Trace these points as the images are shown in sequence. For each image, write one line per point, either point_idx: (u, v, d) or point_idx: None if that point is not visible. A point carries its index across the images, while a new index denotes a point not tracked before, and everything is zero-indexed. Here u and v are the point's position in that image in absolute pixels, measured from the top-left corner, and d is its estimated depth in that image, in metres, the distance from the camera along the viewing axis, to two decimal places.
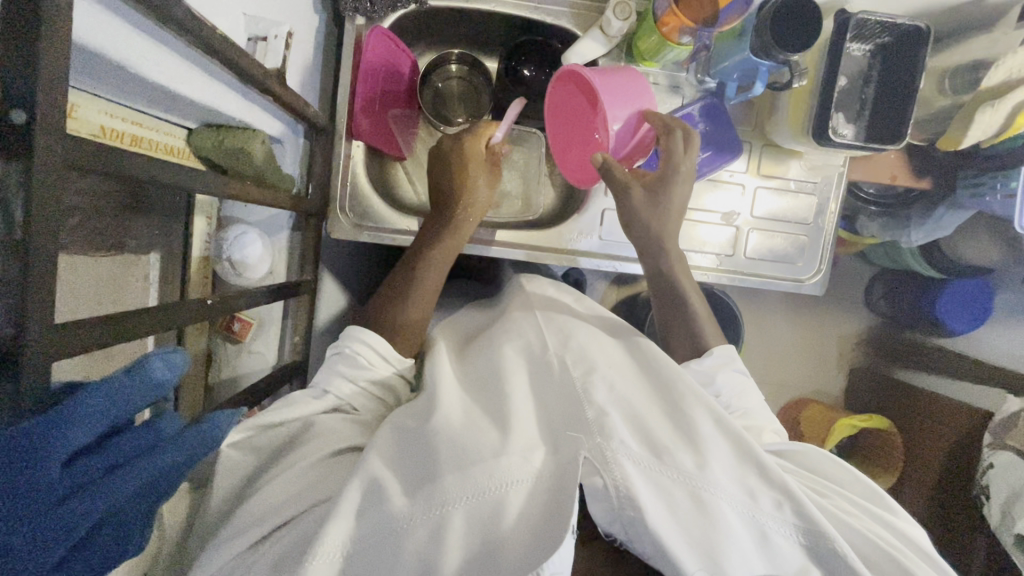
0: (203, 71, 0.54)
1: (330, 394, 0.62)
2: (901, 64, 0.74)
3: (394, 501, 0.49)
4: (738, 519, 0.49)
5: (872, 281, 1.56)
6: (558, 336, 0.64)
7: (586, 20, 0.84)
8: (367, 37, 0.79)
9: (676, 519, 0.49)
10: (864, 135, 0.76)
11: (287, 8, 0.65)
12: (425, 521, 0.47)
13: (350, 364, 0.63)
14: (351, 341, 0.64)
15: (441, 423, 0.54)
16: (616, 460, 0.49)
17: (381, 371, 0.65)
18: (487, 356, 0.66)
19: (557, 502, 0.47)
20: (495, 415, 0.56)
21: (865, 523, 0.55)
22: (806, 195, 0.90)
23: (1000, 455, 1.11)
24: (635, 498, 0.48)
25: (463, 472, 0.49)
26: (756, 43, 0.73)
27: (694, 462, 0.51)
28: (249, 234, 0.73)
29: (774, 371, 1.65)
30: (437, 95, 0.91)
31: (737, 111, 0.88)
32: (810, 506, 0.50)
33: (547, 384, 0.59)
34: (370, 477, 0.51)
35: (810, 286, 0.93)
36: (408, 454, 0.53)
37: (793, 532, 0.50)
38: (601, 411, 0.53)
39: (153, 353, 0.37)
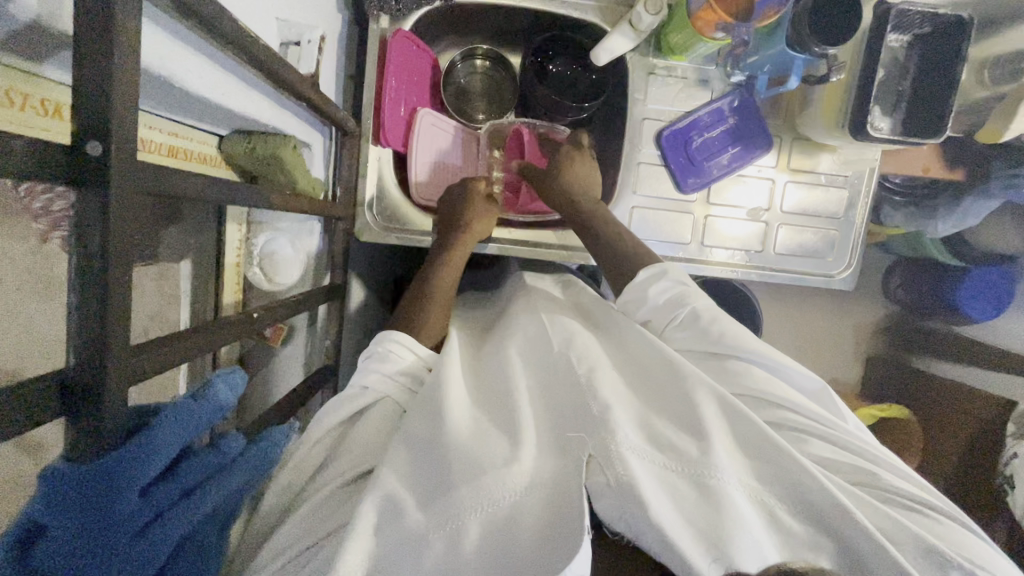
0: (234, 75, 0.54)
1: (366, 387, 0.59)
2: (940, 55, 0.72)
3: (410, 515, 0.48)
4: (747, 504, 0.48)
5: (889, 270, 1.55)
6: (562, 335, 0.65)
7: (613, 13, 0.82)
8: (390, 40, 0.78)
9: (682, 513, 0.46)
10: (901, 129, 0.75)
11: (315, 10, 0.64)
12: (440, 534, 0.46)
13: (381, 360, 0.62)
14: (385, 341, 0.63)
15: (453, 428, 0.53)
16: (619, 456, 0.48)
17: (415, 365, 0.63)
18: (495, 358, 0.66)
19: (565, 508, 0.46)
20: (505, 422, 0.55)
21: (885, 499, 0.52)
22: (837, 189, 0.89)
23: None
24: (638, 492, 0.46)
25: (475, 482, 0.47)
26: (792, 36, 0.71)
27: (700, 450, 0.50)
28: (280, 242, 0.74)
29: (791, 362, 1.65)
30: (459, 91, 0.92)
31: (767, 105, 0.86)
32: (822, 482, 0.48)
33: (553, 385, 0.59)
34: (383, 491, 0.50)
35: (840, 282, 0.92)
36: (420, 464, 0.52)
37: (804, 516, 0.49)
38: (605, 406, 0.52)
39: (214, 376, 0.37)
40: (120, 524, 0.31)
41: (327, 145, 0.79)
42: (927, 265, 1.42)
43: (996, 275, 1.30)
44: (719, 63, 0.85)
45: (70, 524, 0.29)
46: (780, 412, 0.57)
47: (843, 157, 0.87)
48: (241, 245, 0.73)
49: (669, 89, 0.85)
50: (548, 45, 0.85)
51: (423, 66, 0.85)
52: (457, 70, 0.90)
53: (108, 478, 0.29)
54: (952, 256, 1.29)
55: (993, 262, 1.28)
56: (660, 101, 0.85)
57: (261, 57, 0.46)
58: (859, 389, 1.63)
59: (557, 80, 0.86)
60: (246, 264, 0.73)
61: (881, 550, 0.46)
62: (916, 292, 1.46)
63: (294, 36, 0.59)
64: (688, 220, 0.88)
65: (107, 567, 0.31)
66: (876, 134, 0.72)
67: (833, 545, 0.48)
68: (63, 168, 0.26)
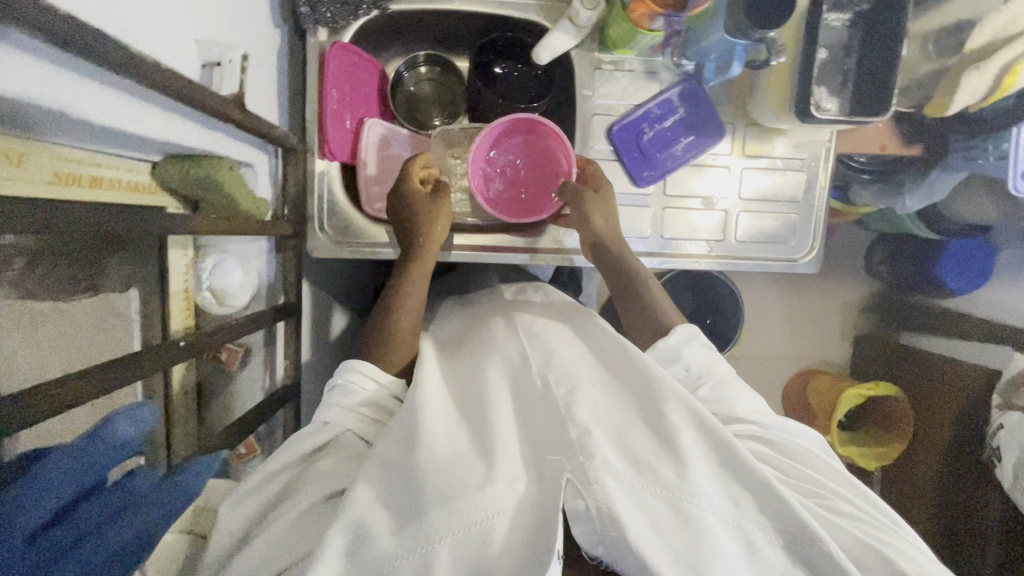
0: (128, 99, 0.54)
1: (328, 424, 0.61)
2: (882, 32, 0.72)
3: (380, 539, 0.48)
4: (723, 530, 0.49)
5: (871, 246, 1.56)
6: (539, 350, 0.63)
7: (555, 10, 0.80)
8: (328, 54, 0.76)
9: (660, 537, 0.47)
10: (847, 109, 0.74)
11: (238, 28, 0.64)
12: (410, 561, 0.46)
13: (342, 393, 0.63)
14: (343, 372, 0.64)
15: (427, 451, 0.52)
16: (598, 479, 0.49)
17: (375, 394, 0.64)
18: (469, 374, 0.65)
19: (543, 531, 0.47)
20: (480, 440, 0.55)
21: (854, 521, 0.54)
22: (794, 172, 0.88)
23: (1008, 415, 1.13)
24: (617, 518, 0.47)
25: (448, 504, 0.47)
26: (729, 23, 0.71)
27: (675, 474, 0.50)
28: (227, 262, 0.75)
29: (780, 346, 1.65)
30: (410, 100, 0.90)
31: (718, 92, 0.85)
32: (797, 510, 0.49)
33: (527, 402, 0.58)
34: (354, 519, 0.49)
35: (804, 265, 0.91)
36: (392, 488, 0.51)
37: (781, 538, 0.50)
38: (584, 429, 0.52)
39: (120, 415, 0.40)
40: None
41: (272, 163, 0.78)
42: (908, 240, 1.43)
43: (978, 246, 1.31)
44: (664, 53, 0.84)
45: None
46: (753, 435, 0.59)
47: (796, 139, 0.86)
48: (188, 271, 0.72)
49: (616, 83, 0.84)
50: (491, 47, 0.84)
51: (368, 76, 0.83)
52: (404, 79, 0.89)
53: None
54: (928, 229, 1.28)
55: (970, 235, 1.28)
56: (608, 96, 0.84)
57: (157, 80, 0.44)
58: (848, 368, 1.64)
59: (503, 84, 0.85)
60: (194, 290, 0.72)
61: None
62: (897, 266, 1.48)
63: (215, 57, 0.58)
64: (647, 213, 0.87)
65: None
66: (819, 115, 0.71)
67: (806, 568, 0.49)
68: None
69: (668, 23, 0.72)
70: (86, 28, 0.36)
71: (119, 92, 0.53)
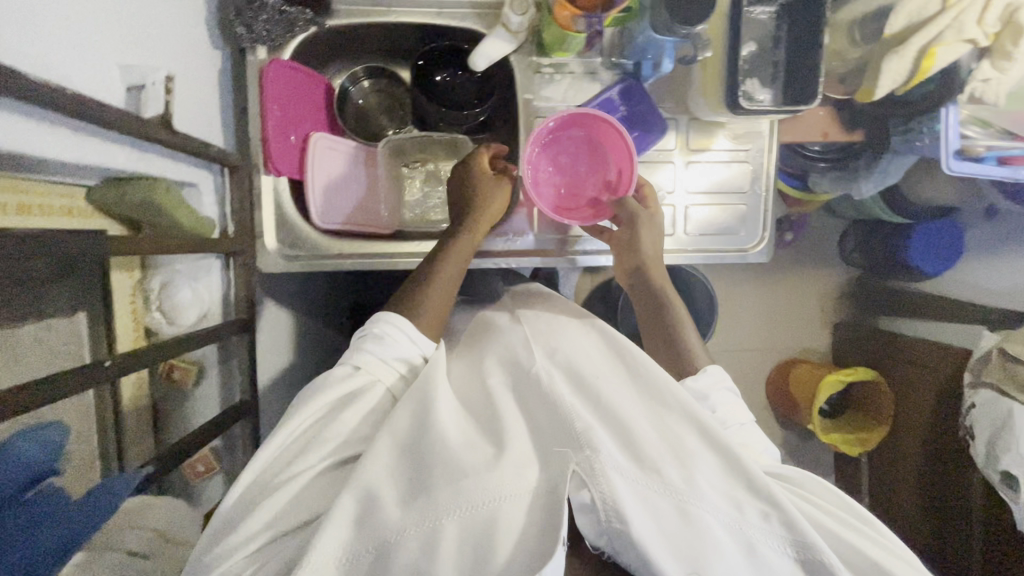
0: (60, 125, 0.54)
1: (360, 370, 0.63)
2: (806, 23, 0.73)
3: (388, 511, 0.52)
4: (722, 530, 0.53)
5: (845, 233, 1.58)
6: (546, 349, 0.67)
7: (490, 19, 0.82)
8: (266, 71, 0.77)
9: (661, 532, 0.52)
10: (782, 99, 0.76)
11: (166, 52, 0.65)
12: (416, 534, 0.50)
13: (377, 342, 0.65)
14: (378, 323, 0.66)
15: (439, 436, 0.56)
16: (604, 473, 0.52)
17: (408, 350, 0.66)
18: (473, 373, 0.69)
19: (551, 516, 0.51)
20: (487, 432, 0.59)
21: (845, 527, 0.59)
22: (740, 164, 0.89)
23: (980, 393, 1.14)
24: (621, 512, 0.51)
25: (455, 485, 0.52)
26: (656, 23, 0.72)
27: (680, 476, 0.55)
28: (176, 282, 0.75)
29: (762, 337, 1.65)
30: (359, 114, 0.92)
31: (658, 89, 0.87)
32: (796, 517, 0.54)
33: (530, 399, 0.62)
34: (364, 487, 0.54)
35: (755, 256, 0.92)
36: (402, 466, 0.56)
37: (779, 542, 0.54)
38: (589, 426, 0.56)
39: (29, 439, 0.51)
40: None
41: (218, 180, 0.79)
42: (875, 226, 1.44)
43: (944, 228, 1.30)
44: (602, 54, 0.85)
45: None
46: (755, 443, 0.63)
47: (735, 131, 0.88)
48: (135, 291, 0.73)
49: (556, 85, 0.85)
50: (429, 56, 0.86)
51: (312, 91, 0.85)
52: (349, 94, 0.91)
53: None
54: (894, 213, 1.30)
55: (934, 217, 1.29)
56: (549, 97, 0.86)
57: (56, 105, 0.45)
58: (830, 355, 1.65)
59: (445, 91, 0.88)
60: (142, 309, 0.73)
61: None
62: (869, 252, 1.48)
63: (138, 80, 0.59)
64: None
65: None
66: (751, 107, 0.73)
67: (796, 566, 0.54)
68: None
69: (588, 24, 0.72)
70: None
71: (47, 120, 0.52)
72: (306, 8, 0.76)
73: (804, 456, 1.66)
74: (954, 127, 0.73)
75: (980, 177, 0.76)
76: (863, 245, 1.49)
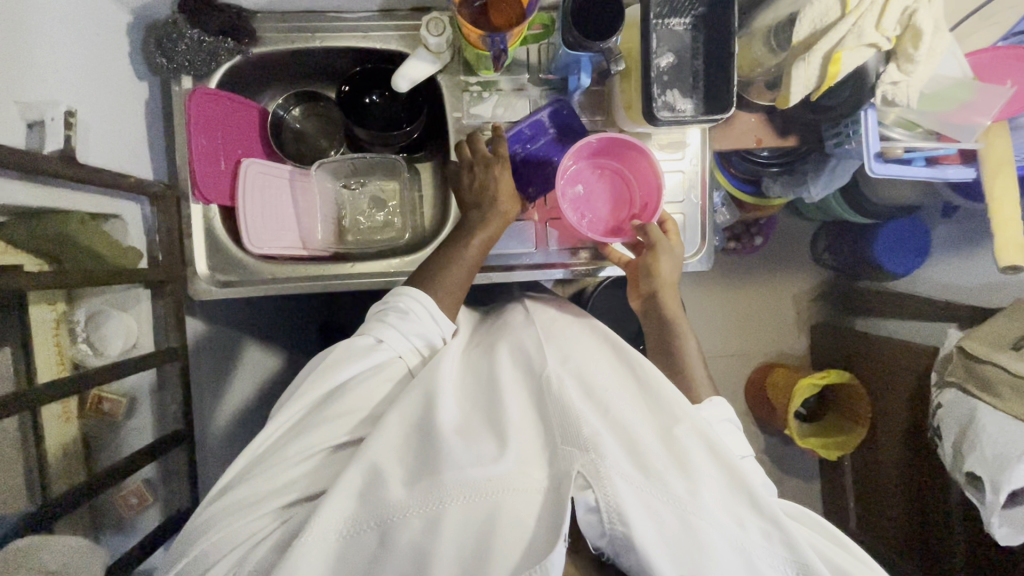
0: None
1: (382, 342, 0.69)
2: (718, 32, 0.74)
3: (392, 489, 0.55)
4: (725, 542, 0.54)
5: (816, 235, 1.58)
6: (558, 355, 0.70)
7: (413, 41, 0.83)
8: (188, 102, 0.77)
9: (663, 538, 0.52)
10: (702, 108, 0.76)
11: (76, 87, 0.66)
12: (420, 514, 0.53)
13: (399, 316, 0.71)
14: (402, 297, 0.72)
15: (441, 425, 0.59)
16: (609, 476, 0.53)
17: (428, 326, 0.72)
18: (485, 363, 0.72)
19: (555, 515, 0.51)
20: (492, 426, 0.60)
21: (838, 556, 0.61)
22: (674, 173, 0.89)
23: (945, 393, 1.13)
24: (624, 515, 0.52)
25: (458, 472, 0.54)
26: (568, 40, 0.72)
27: (686, 488, 0.55)
28: (101, 312, 0.75)
29: (737, 342, 1.64)
30: (297, 137, 0.93)
31: (586, 102, 0.87)
32: (795, 540, 0.55)
33: (541, 397, 0.64)
34: (371, 466, 0.57)
35: (695, 263, 0.91)
36: (409, 447, 0.59)
37: (777, 561, 0.55)
38: (596, 431, 0.57)
39: None
40: None
41: (147, 210, 0.79)
42: (846, 226, 1.45)
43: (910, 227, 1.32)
44: (529, 70, 0.85)
45: None
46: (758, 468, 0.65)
47: (661, 141, 0.87)
48: (59, 324, 0.72)
49: (484, 103, 0.86)
50: (359, 80, 0.87)
51: (242, 118, 0.85)
52: (283, 122, 0.91)
53: None
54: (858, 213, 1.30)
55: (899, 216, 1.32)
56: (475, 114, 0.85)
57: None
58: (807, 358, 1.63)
59: (378, 112, 0.89)
60: (67, 342, 0.73)
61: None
62: (844, 253, 1.49)
63: (37, 116, 0.60)
64: (529, 225, 0.88)
65: None
66: (664, 117, 0.72)
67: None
68: None
69: (492, 44, 0.70)
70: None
71: None
72: (231, 39, 0.78)
73: (786, 462, 1.63)
74: (873, 129, 0.74)
75: (906, 178, 0.77)
76: (835, 247, 1.50)
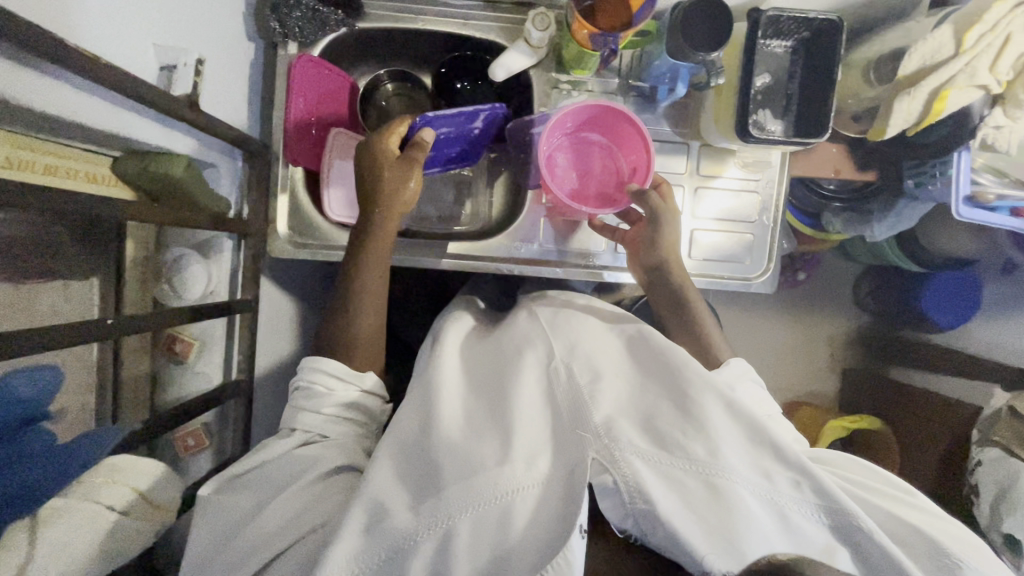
0: (83, 90, 0.57)
1: (296, 429, 0.68)
2: (819, 58, 0.74)
3: (399, 515, 0.55)
4: (755, 501, 0.54)
5: (860, 277, 1.54)
6: (564, 342, 0.69)
7: (513, 34, 0.85)
8: (294, 65, 0.79)
9: (689, 507, 0.53)
10: (792, 131, 0.77)
11: (200, 37, 0.69)
12: (431, 534, 0.53)
13: (307, 395, 0.71)
14: (304, 374, 0.72)
15: (443, 437, 0.59)
16: (623, 456, 0.54)
17: (342, 392, 0.72)
18: (493, 360, 0.72)
19: (569, 502, 0.52)
20: (496, 422, 0.60)
21: (885, 502, 0.59)
22: (749, 193, 0.90)
23: (986, 451, 1.10)
24: (644, 490, 0.52)
25: (469, 482, 0.54)
26: (671, 46, 0.73)
27: (706, 451, 0.55)
28: (186, 257, 0.78)
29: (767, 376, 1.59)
30: (381, 113, 0.93)
31: (672, 113, 0.88)
32: (828, 487, 0.54)
33: (551, 384, 0.64)
34: (370, 498, 0.57)
35: (758, 285, 0.92)
36: (408, 469, 0.60)
37: (813, 513, 0.54)
38: (607, 415, 0.58)
39: (20, 375, 0.53)
40: None
41: (239, 167, 0.83)
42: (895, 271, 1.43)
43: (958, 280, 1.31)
44: (621, 75, 0.87)
45: None
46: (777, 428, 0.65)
47: (745, 159, 0.88)
48: (147, 261, 0.76)
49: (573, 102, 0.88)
50: (454, 65, 0.90)
51: (337, 89, 0.87)
52: (374, 96, 0.93)
53: None
54: (912, 261, 1.28)
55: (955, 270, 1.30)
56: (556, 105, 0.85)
57: (95, 74, 0.49)
58: (836, 400, 1.58)
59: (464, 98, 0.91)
60: (154, 282, 0.76)
61: (872, 539, 0.53)
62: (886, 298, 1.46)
63: (171, 61, 0.63)
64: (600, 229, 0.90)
65: None
66: (760, 135, 0.73)
67: (832, 537, 0.54)
68: None
69: (604, 43, 0.73)
70: (8, 15, 0.39)
71: (71, 84, 0.55)
72: (340, 9, 0.81)
73: None
74: (966, 171, 0.75)
75: (991, 226, 0.76)
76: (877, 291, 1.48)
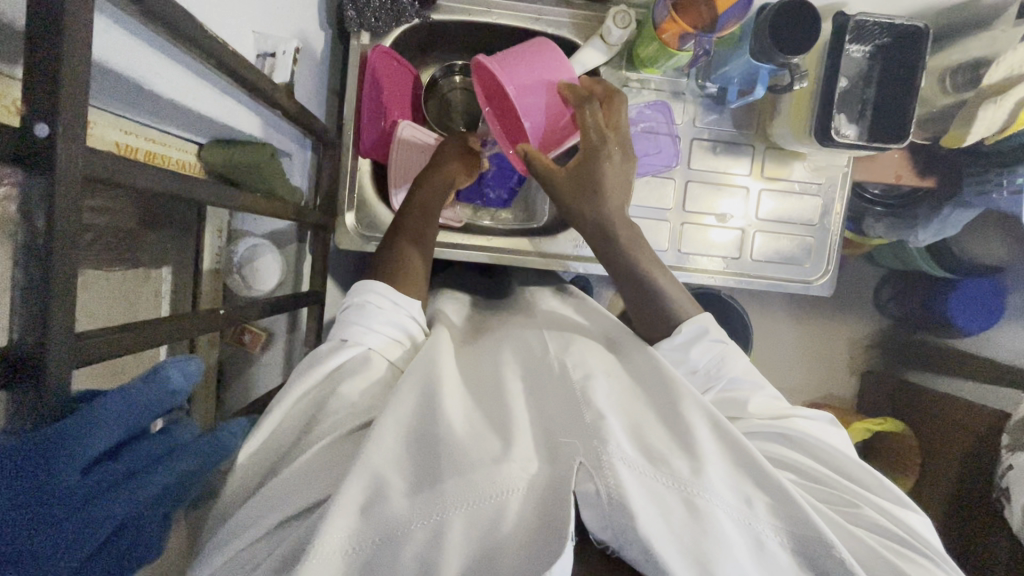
0: (205, 81, 0.56)
1: (348, 342, 0.62)
2: (901, 64, 0.75)
3: (394, 501, 0.47)
4: (734, 526, 0.48)
5: (883, 281, 1.42)
6: (559, 342, 0.65)
7: (585, 29, 0.85)
8: (370, 56, 0.80)
9: (668, 527, 0.46)
10: (867, 136, 0.77)
11: (291, 25, 0.68)
12: (423, 525, 0.45)
13: (359, 310, 0.64)
14: (361, 293, 0.66)
15: (445, 430, 0.51)
16: (611, 464, 0.47)
17: (395, 314, 0.66)
18: (486, 364, 0.66)
19: (553, 511, 0.46)
20: (496, 423, 0.54)
21: (872, 532, 0.54)
22: (811, 197, 0.90)
23: (1018, 456, 0.99)
24: (627, 504, 0.46)
25: (462, 476, 0.47)
26: (755, 47, 0.74)
27: (689, 468, 0.50)
28: (259, 245, 0.77)
29: (788, 378, 1.50)
30: (443, 106, 0.94)
31: (739, 114, 0.89)
32: (809, 513, 0.49)
33: (544, 386, 0.59)
34: (373, 474, 0.48)
35: (818, 287, 0.93)
36: (411, 452, 0.51)
37: (792, 542, 0.49)
38: (599, 415, 0.51)
39: (169, 362, 0.42)
40: (58, 498, 0.34)
41: (310, 158, 0.84)
42: (918, 275, 1.30)
43: (988, 288, 1.18)
44: (689, 75, 0.87)
45: (55, 508, 0.34)
46: (770, 441, 0.61)
47: (813, 163, 0.89)
48: (221, 250, 0.77)
49: (641, 100, 0.88)
50: None
51: (406, 80, 0.85)
52: (438, 87, 0.93)
53: (56, 454, 0.33)
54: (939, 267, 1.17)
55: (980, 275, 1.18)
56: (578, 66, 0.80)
57: (232, 66, 0.48)
58: (855, 403, 1.48)
59: None
60: (226, 271, 0.76)
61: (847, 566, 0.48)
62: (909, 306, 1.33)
63: (270, 48, 0.64)
64: (666, 228, 0.90)
65: (90, 516, 0.36)
66: (840, 139, 0.74)
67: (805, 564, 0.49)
68: (9, 145, 0.28)
69: (698, 44, 0.75)
70: (183, 11, 0.39)
71: (196, 74, 0.54)
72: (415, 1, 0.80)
73: None
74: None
75: None
76: (900, 297, 1.35)
